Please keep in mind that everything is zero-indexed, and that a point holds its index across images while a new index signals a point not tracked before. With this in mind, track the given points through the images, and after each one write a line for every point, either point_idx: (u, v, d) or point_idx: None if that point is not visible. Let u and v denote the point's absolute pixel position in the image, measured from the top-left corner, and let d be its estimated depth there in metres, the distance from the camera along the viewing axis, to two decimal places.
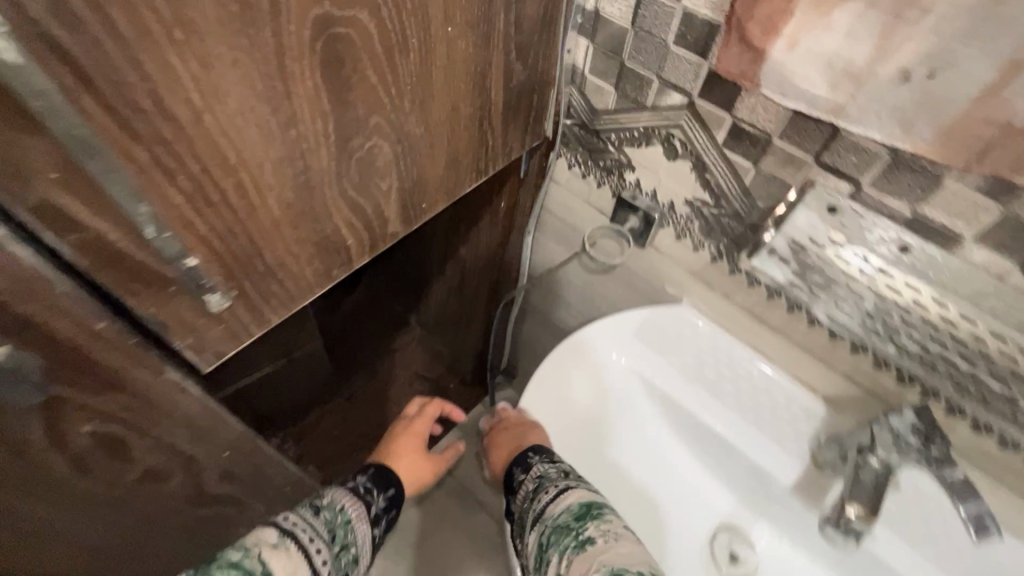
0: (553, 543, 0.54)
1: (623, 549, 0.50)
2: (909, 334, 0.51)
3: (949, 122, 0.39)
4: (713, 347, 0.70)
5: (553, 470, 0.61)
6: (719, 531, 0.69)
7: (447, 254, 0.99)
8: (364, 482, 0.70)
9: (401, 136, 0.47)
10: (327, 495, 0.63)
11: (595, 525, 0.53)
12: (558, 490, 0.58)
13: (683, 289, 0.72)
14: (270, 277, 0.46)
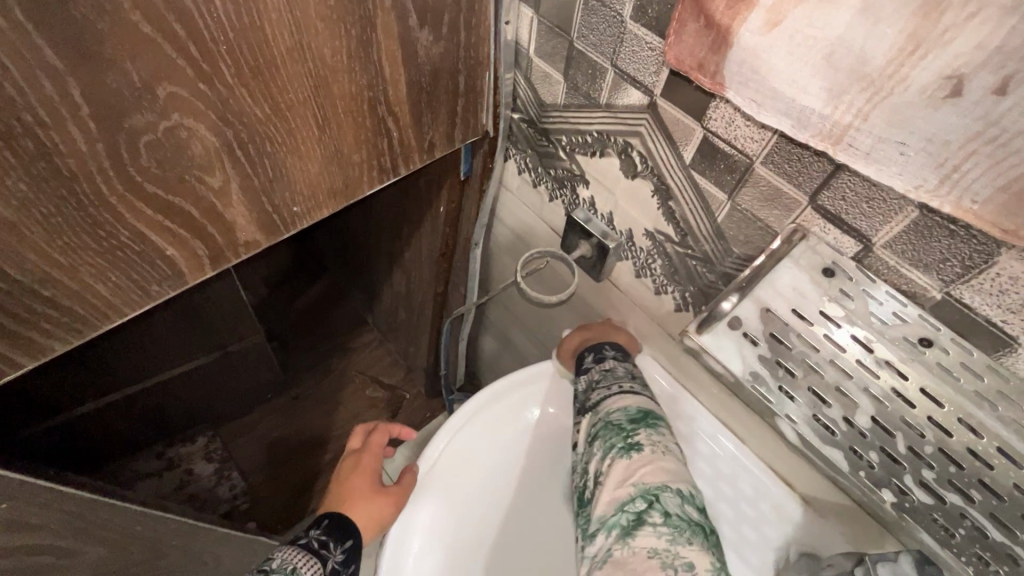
0: (600, 439, 0.47)
1: (669, 465, 0.43)
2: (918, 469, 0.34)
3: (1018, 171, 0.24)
4: (672, 415, 0.56)
5: (620, 369, 0.52)
6: None
7: (394, 257, 0.86)
8: (316, 534, 0.47)
9: (228, 117, 0.34)
10: (276, 557, 0.45)
11: (648, 434, 0.45)
12: (618, 388, 0.50)
13: (645, 337, 0.59)
14: (27, 297, 0.33)
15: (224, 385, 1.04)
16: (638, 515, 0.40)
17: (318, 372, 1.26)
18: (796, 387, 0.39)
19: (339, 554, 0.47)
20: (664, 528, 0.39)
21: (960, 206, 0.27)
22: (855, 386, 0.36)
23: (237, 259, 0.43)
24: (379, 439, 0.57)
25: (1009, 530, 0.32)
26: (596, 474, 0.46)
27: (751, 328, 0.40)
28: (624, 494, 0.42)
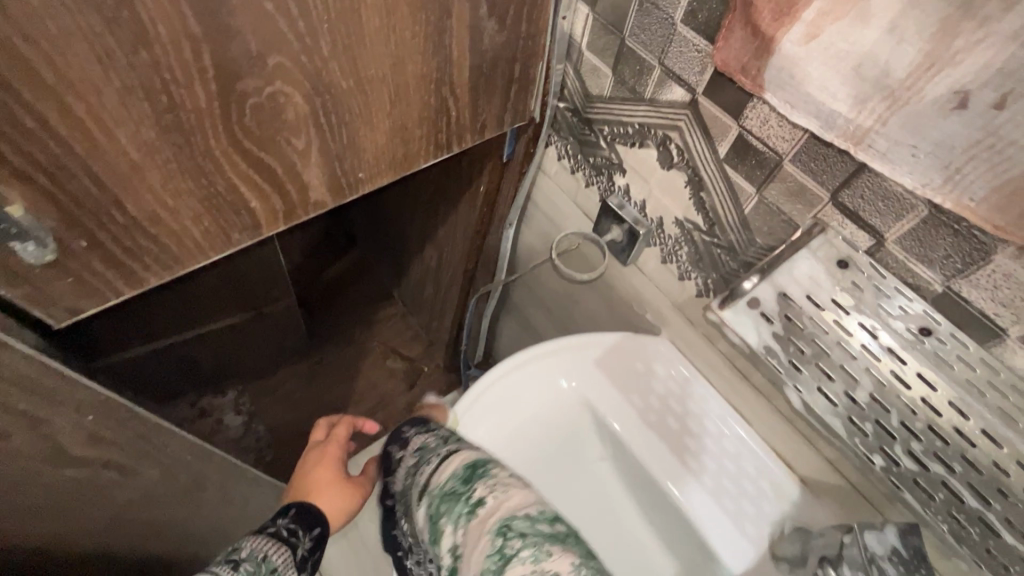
0: (440, 513, 0.39)
1: (513, 499, 0.37)
2: (907, 445, 0.38)
3: (1011, 176, 0.28)
4: (685, 394, 0.61)
5: (433, 440, 0.46)
6: None
7: (428, 232, 0.90)
8: (284, 522, 0.55)
9: (320, 87, 0.39)
10: (245, 546, 0.51)
11: (485, 482, 0.39)
12: (438, 457, 0.43)
13: (664, 321, 0.63)
14: (139, 232, 0.39)
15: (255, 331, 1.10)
16: (500, 552, 0.34)
17: (341, 339, 1.31)
18: (804, 364, 0.42)
19: (308, 541, 0.56)
20: (526, 552, 0.34)
21: (960, 203, 0.30)
22: (857, 367, 0.39)
23: (306, 216, 0.48)
24: (341, 431, 0.68)
25: (984, 500, 0.35)
26: (451, 549, 0.38)
27: (768, 309, 0.43)
28: (483, 545, 0.35)
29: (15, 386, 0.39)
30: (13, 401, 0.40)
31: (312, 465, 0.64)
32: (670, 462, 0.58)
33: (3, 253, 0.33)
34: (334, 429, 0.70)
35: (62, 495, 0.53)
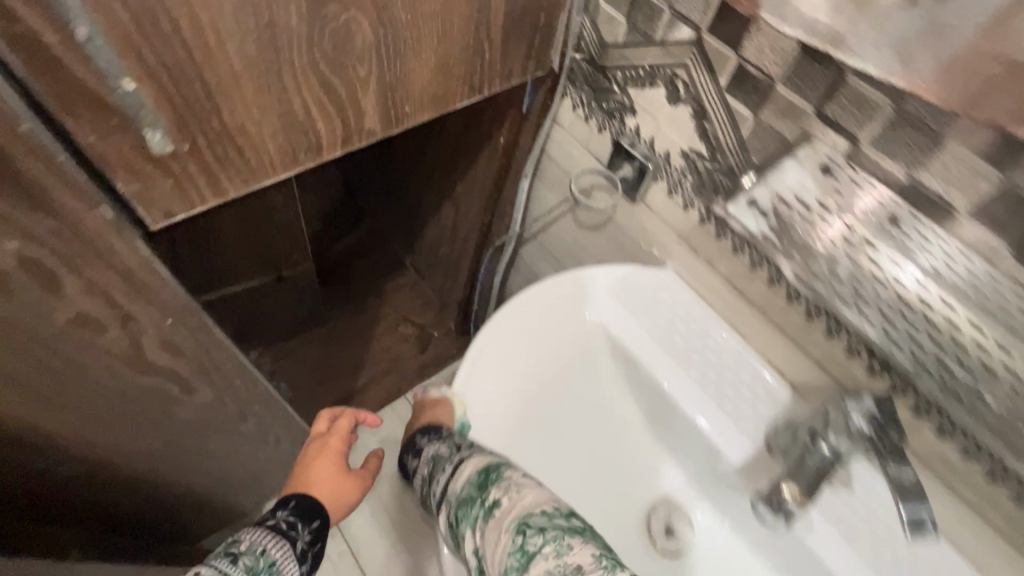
0: (461, 519, 0.50)
1: (528, 498, 0.48)
2: (876, 309, 0.46)
3: (950, 59, 0.35)
4: (688, 316, 0.68)
5: (444, 450, 0.55)
6: (658, 504, 0.69)
7: (446, 189, 0.97)
8: (285, 515, 0.63)
9: (384, 18, 0.45)
10: (244, 539, 0.57)
11: (497, 487, 0.49)
12: (453, 465, 0.53)
13: (670, 254, 0.70)
14: (229, 141, 0.45)
15: (283, 284, 1.17)
16: (521, 549, 0.45)
17: (354, 307, 1.37)
18: (795, 252, 0.48)
19: (306, 532, 0.62)
20: (548, 548, 0.44)
21: (914, 83, 0.37)
22: (841, 250, 0.46)
23: (359, 144, 0.55)
24: (341, 424, 0.77)
25: (939, 351, 0.44)
26: (474, 550, 0.48)
27: (763, 207, 0.50)
28: (505, 540, 0.46)
29: (118, 277, 0.45)
30: (113, 291, 0.46)
31: (318, 456, 0.73)
32: (677, 377, 0.65)
33: (126, 146, 0.39)
34: (336, 421, 0.79)
35: (131, 401, 0.59)
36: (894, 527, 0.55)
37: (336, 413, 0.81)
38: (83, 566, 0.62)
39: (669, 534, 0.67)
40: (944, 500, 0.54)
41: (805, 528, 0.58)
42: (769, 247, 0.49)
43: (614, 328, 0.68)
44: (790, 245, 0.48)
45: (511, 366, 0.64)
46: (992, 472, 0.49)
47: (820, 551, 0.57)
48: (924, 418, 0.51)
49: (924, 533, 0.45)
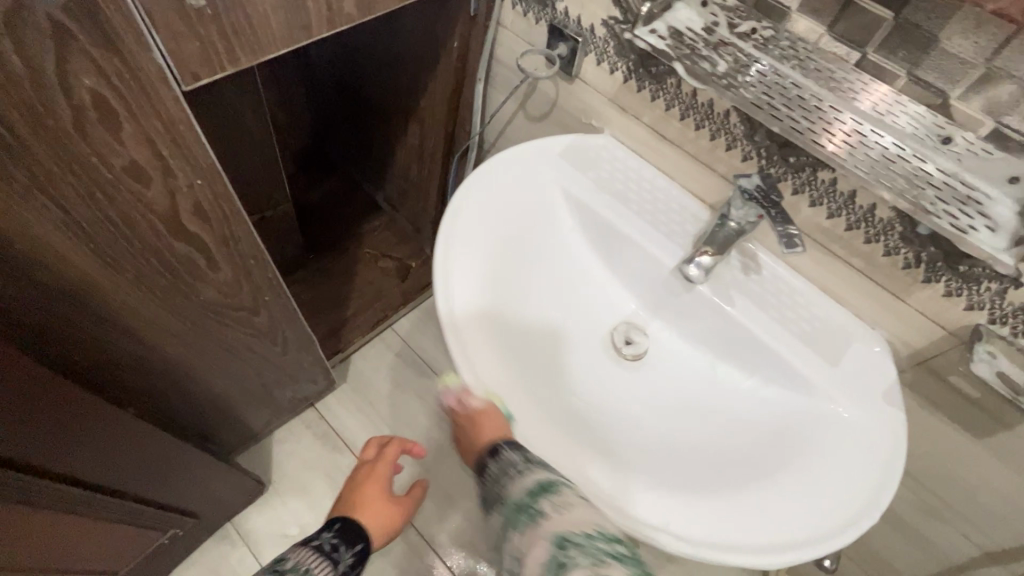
0: (510, 521, 0.55)
1: (574, 517, 0.53)
2: (764, 92, 0.58)
3: None
4: (625, 167, 0.83)
5: (514, 456, 0.59)
6: (619, 324, 0.85)
7: (412, 111, 1.10)
8: (329, 537, 0.83)
9: None
10: (291, 557, 0.78)
11: (549, 499, 0.54)
12: (514, 473, 0.58)
13: (605, 121, 0.85)
14: (240, 11, 0.56)
15: (269, 219, 1.28)
16: (557, 561, 0.50)
17: (335, 249, 1.48)
18: (690, 55, 0.61)
19: (347, 555, 0.81)
20: (585, 561, 0.49)
21: None
22: (726, 52, 0.61)
23: (340, 27, 0.67)
24: (389, 453, 0.92)
25: (816, 121, 0.57)
26: (513, 553, 0.53)
27: (663, 33, 0.63)
28: (544, 551, 0.51)
29: (161, 126, 0.56)
30: (157, 140, 0.57)
31: (367, 482, 0.90)
32: (623, 212, 0.80)
33: (167, 4, 0.50)
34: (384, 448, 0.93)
35: (165, 267, 0.70)
36: (790, 291, 0.74)
37: (384, 438, 0.95)
38: (91, 403, 0.71)
39: (630, 343, 0.82)
40: (823, 260, 0.71)
41: (731, 306, 0.74)
42: (669, 57, 0.62)
43: (567, 182, 0.83)
44: (685, 52, 0.61)
45: (479, 236, 0.76)
46: (851, 223, 0.65)
47: (743, 317, 0.73)
48: (801, 195, 0.68)
49: (794, 250, 0.59)
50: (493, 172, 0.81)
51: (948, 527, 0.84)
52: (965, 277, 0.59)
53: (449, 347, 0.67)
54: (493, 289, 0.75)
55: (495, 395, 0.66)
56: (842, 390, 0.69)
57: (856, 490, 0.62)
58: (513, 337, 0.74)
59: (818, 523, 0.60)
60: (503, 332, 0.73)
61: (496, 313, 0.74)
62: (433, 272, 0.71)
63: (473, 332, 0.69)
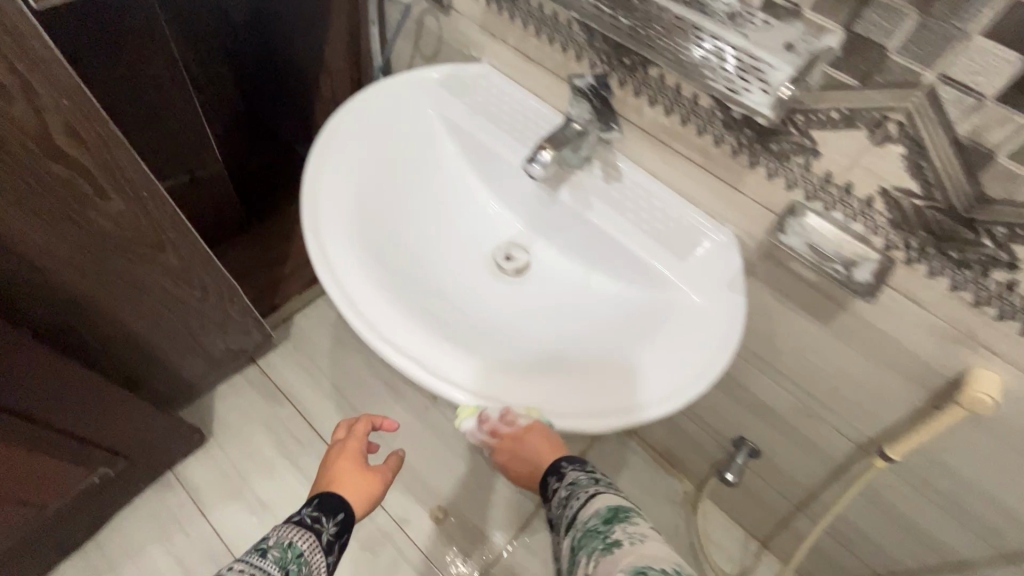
0: (582, 544, 0.53)
1: (649, 550, 0.50)
2: None
3: None
4: (499, 92, 0.88)
5: (583, 479, 0.61)
6: (503, 244, 0.89)
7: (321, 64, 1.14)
8: (308, 512, 0.71)
9: None
10: (273, 536, 0.66)
11: (620, 527, 0.53)
12: (585, 497, 0.58)
13: (482, 50, 0.89)
14: None
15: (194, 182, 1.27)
16: None
17: (274, 213, 1.52)
18: None
19: (330, 525, 0.70)
20: None
21: None
22: None
23: None
24: (359, 429, 0.83)
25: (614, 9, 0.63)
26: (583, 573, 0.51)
27: None
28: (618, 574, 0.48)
29: (11, 40, 0.60)
30: (10, 55, 0.61)
31: (342, 454, 0.80)
32: (494, 132, 0.85)
33: None
34: (352, 429, 0.83)
35: (48, 191, 0.74)
36: (647, 196, 0.78)
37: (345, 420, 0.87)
38: None
39: (510, 259, 0.86)
40: (670, 160, 0.75)
41: (590, 211, 0.77)
42: None
43: (443, 108, 0.87)
44: None
45: (352, 155, 0.80)
46: (683, 118, 0.69)
47: (600, 221, 0.77)
48: (640, 97, 0.72)
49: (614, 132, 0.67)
50: (370, 99, 0.85)
51: (823, 424, 0.88)
52: (777, 155, 0.63)
53: (311, 247, 0.70)
54: (367, 203, 0.78)
55: (354, 288, 0.69)
56: (688, 280, 0.73)
57: (689, 364, 0.67)
58: (385, 245, 0.77)
59: (650, 393, 0.65)
60: (374, 240, 0.76)
61: (371, 224, 0.77)
62: (303, 187, 0.75)
63: (342, 238, 0.72)
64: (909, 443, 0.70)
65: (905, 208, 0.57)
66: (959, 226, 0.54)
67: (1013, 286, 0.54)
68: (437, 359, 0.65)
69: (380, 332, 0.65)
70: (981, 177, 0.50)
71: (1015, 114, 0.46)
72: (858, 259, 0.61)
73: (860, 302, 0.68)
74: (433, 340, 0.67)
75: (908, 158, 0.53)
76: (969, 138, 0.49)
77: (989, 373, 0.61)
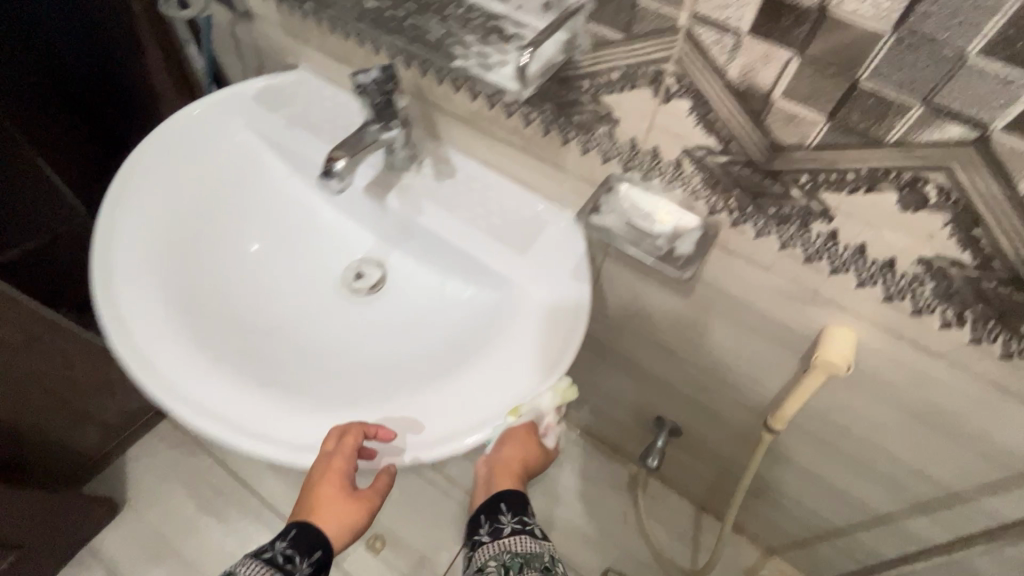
0: None
1: None
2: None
3: None
4: (318, 99, 0.80)
5: (517, 541, 0.58)
6: (354, 262, 0.81)
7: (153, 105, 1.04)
8: (283, 547, 0.57)
9: None
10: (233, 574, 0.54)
11: None
12: (518, 571, 0.56)
13: (295, 56, 0.82)
14: None
15: None
16: None
17: None
18: None
19: (305, 566, 0.57)
20: None
21: None
22: None
23: None
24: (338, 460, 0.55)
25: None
26: None
27: None
28: None
29: None
30: None
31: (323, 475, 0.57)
32: (314, 144, 0.78)
33: None
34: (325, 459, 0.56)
35: None
36: (482, 189, 0.72)
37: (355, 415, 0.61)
38: None
39: (360, 277, 0.79)
40: (495, 148, 0.69)
41: (420, 216, 0.70)
42: None
43: (261, 126, 0.80)
44: None
45: (155, 196, 0.72)
46: (489, 100, 0.63)
47: (432, 225, 0.70)
48: (445, 86, 0.65)
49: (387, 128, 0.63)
50: (176, 130, 0.77)
51: (722, 397, 0.83)
52: (581, 127, 0.57)
53: (103, 311, 0.62)
54: (173, 246, 0.70)
55: (157, 348, 0.61)
56: (532, 274, 0.67)
57: (530, 367, 0.61)
58: (206, 291, 0.70)
59: (487, 407, 0.58)
60: (190, 287, 0.69)
61: (180, 270, 0.69)
62: (93, 238, 0.67)
63: (138, 292, 0.64)
64: (786, 414, 0.65)
65: (712, 167, 0.50)
66: (765, 180, 0.48)
67: (834, 237, 0.48)
68: (247, 407, 0.58)
69: (176, 392, 0.58)
70: (766, 122, 0.44)
71: (774, 49, 0.39)
72: (681, 230, 0.55)
73: (708, 271, 0.62)
74: (244, 391, 0.60)
75: (695, 112, 0.47)
76: (742, 80, 0.42)
77: (842, 331, 0.55)
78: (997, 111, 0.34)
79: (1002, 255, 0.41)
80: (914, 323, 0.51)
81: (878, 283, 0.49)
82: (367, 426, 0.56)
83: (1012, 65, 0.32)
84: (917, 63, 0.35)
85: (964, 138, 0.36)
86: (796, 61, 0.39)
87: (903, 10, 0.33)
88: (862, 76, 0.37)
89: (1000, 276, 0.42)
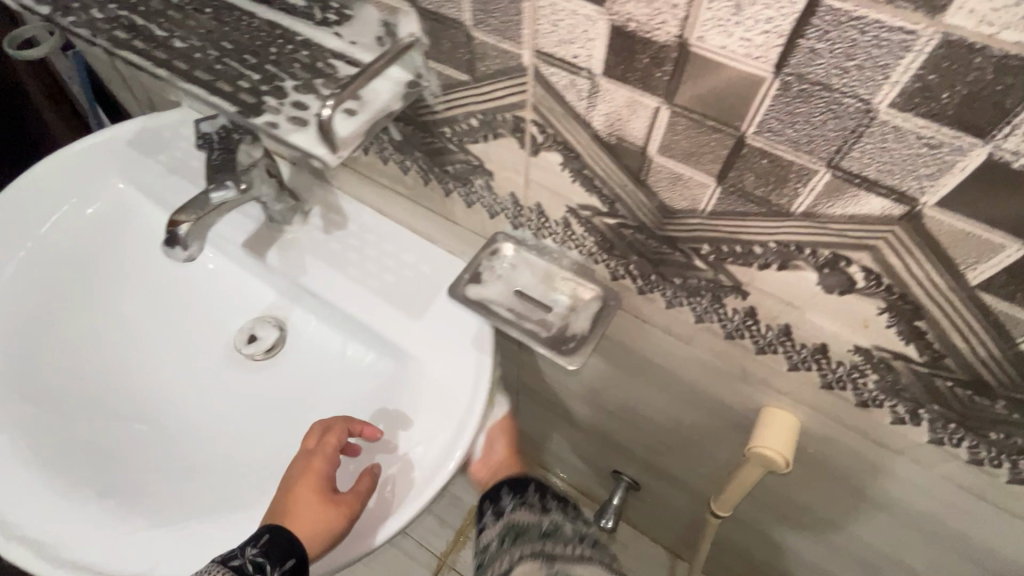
0: None
1: None
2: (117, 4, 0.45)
3: None
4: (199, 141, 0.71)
5: (523, 519, 0.54)
6: (250, 321, 0.69)
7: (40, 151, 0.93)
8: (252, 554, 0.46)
9: None
10: None
11: None
12: (520, 552, 0.51)
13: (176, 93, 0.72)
14: None
15: None
16: None
17: None
18: None
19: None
20: None
21: None
22: None
23: None
24: (328, 443, 0.52)
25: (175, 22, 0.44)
26: None
27: None
28: None
29: None
30: None
31: (301, 477, 0.51)
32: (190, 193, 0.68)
33: None
34: (316, 443, 0.52)
35: None
36: (376, 242, 0.62)
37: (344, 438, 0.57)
38: None
39: (252, 342, 0.67)
40: (384, 196, 0.59)
41: (302, 275, 0.61)
42: None
43: (136, 175, 0.70)
44: None
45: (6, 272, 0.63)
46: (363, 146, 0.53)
47: (317, 286, 0.60)
48: None
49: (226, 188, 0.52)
50: (35, 186, 0.67)
51: (673, 459, 0.73)
52: (458, 178, 0.47)
53: None
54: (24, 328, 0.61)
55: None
56: (429, 344, 0.57)
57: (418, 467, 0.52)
58: (66, 381, 0.61)
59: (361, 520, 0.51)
60: (46, 379, 0.60)
61: (37, 360, 0.60)
62: None
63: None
64: (730, 500, 0.54)
65: (603, 230, 0.41)
66: (663, 247, 0.38)
67: (753, 315, 0.39)
68: (93, 538, 0.51)
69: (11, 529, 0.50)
70: (648, 182, 0.34)
71: (637, 95, 0.30)
72: (579, 301, 0.45)
73: (628, 338, 0.52)
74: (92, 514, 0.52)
75: (568, 167, 0.37)
76: (610, 132, 0.33)
77: (783, 418, 0.45)
78: (925, 182, 0.24)
79: (957, 353, 0.31)
80: (863, 414, 0.40)
81: (813, 369, 0.39)
82: (352, 423, 0.54)
83: (939, 123, 0.22)
84: (813, 116, 0.25)
85: (888, 214, 0.26)
86: (666, 110, 0.29)
87: (783, 45, 0.23)
88: (747, 130, 0.27)
89: (958, 376, 0.32)
